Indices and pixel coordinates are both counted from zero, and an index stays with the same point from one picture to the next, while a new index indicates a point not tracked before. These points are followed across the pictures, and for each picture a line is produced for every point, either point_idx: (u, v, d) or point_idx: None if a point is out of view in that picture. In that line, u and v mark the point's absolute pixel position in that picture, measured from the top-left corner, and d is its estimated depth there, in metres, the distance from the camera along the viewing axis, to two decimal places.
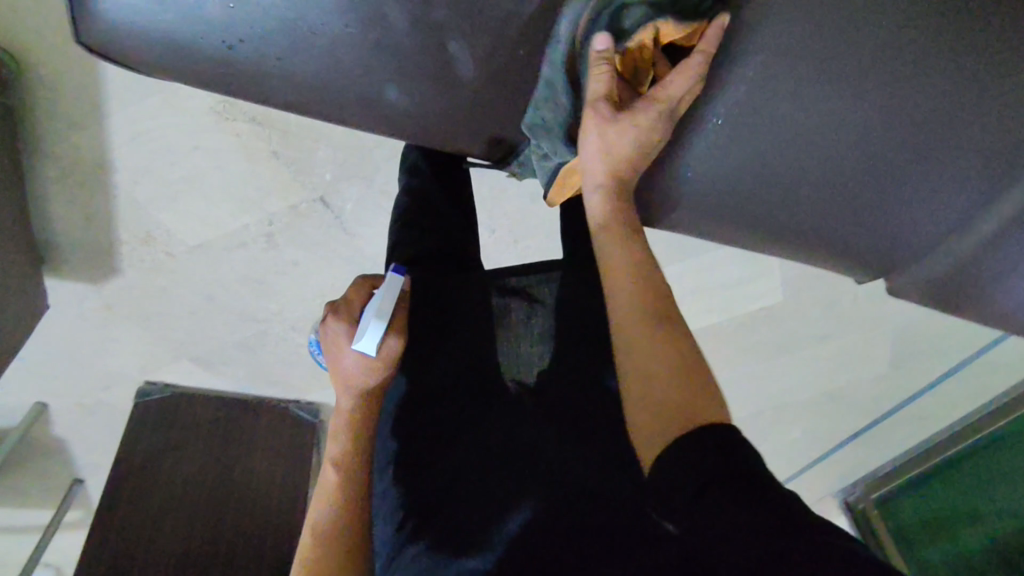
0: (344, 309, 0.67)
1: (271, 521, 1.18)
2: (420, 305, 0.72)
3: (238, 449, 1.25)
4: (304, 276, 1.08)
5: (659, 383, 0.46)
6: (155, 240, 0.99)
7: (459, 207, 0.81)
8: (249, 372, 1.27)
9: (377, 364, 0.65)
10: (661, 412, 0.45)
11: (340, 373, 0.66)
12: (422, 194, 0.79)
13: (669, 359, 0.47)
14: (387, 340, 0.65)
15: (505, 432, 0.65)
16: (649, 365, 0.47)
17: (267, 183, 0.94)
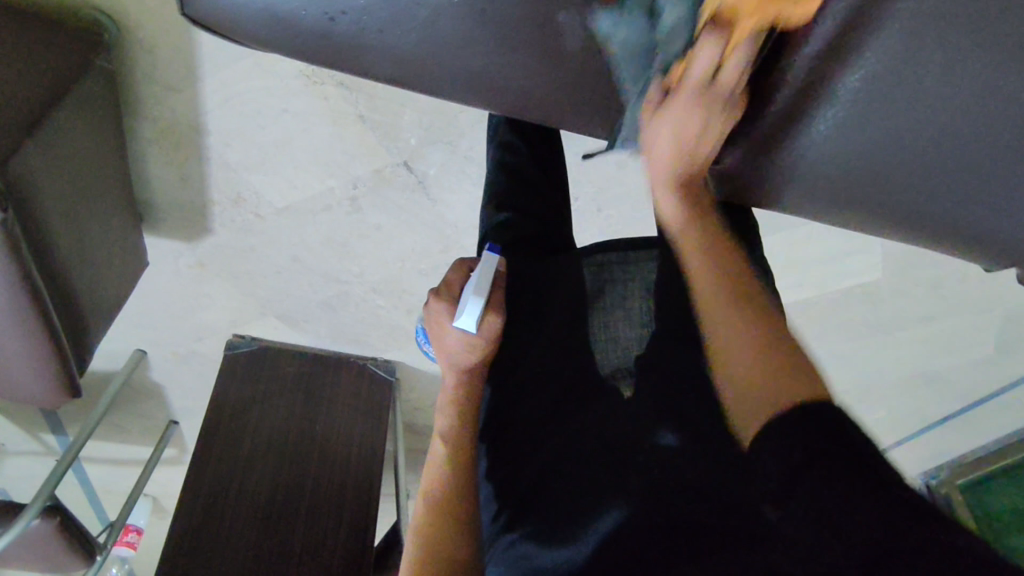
0: (444, 289, 0.69)
1: (351, 473, 1.22)
2: (514, 293, 0.74)
3: (320, 403, 1.29)
4: (386, 239, 1.09)
5: (754, 354, 0.50)
6: (244, 201, 1.01)
7: (548, 188, 0.79)
8: (329, 330, 1.30)
9: (477, 341, 0.68)
10: (757, 382, 0.48)
11: (444, 353, 0.69)
12: (509, 169, 0.78)
13: (750, 335, 0.51)
14: (488, 320, 0.68)
15: (604, 425, 0.61)
16: (736, 346, 0.51)
17: (354, 148, 0.93)
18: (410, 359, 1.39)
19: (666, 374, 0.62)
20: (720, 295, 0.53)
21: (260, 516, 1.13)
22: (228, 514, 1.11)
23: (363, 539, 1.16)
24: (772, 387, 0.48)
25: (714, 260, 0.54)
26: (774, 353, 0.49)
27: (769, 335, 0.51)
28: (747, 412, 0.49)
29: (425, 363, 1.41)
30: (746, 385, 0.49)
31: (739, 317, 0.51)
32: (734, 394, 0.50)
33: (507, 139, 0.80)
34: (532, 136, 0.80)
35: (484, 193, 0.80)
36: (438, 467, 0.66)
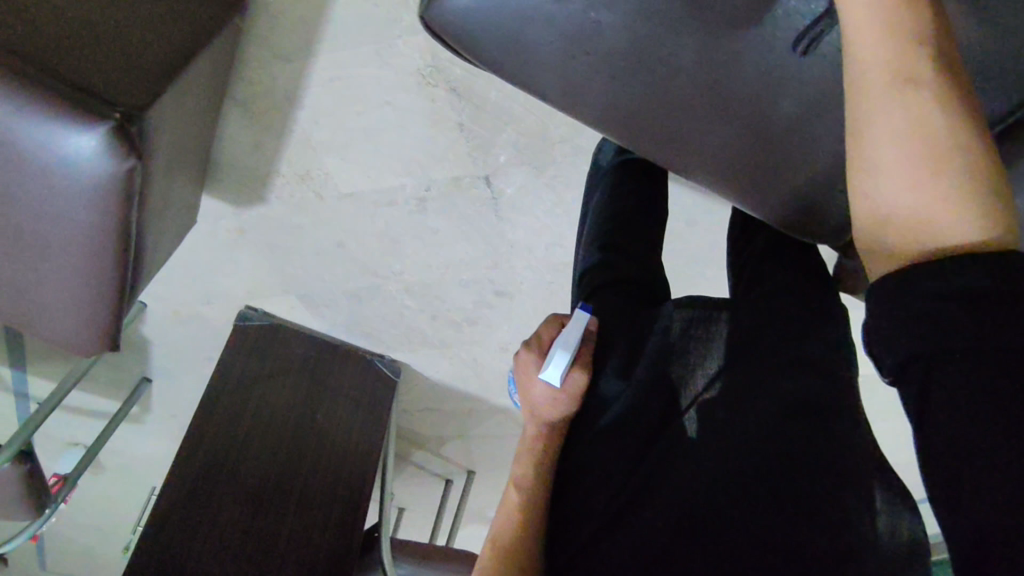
0: (534, 341, 0.73)
1: (345, 470, 1.19)
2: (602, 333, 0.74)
3: (323, 392, 1.25)
4: (439, 243, 1.08)
5: (921, 181, 0.41)
6: (311, 179, 0.98)
7: (651, 228, 0.84)
8: (347, 319, 1.27)
9: (561, 395, 0.69)
10: (902, 206, 0.41)
11: (528, 402, 0.71)
12: (620, 202, 0.84)
13: (928, 153, 0.41)
14: (573, 373, 0.70)
15: (670, 454, 0.63)
16: (897, 162, 0.42)
17: (442, 153, 0.93)
18: (416, 361, 1.37)
19: (733, 429, 0.62)
20: (902, 97, 0.42)
21: (250, 501, 1.08)
22: (218, 493, 1.06)
23: (352, 537, 1.12)
24: (922, 215, 0.41)
25: (892, 58, 0.43)
26: (949, 176, 0.40)
27: (956, 152, 0.41)
28: (884, 250, 0.43)
29: (431, 368, 1.39)
30: (888, 211, 0.42)
31: (920, 122, 0.42)
32: (873, 212, 0.43)
33: (621, 174, 0.86)
34: (634, 177, 0.86)
35: (592, 224, 0.85)
36: (511, 511, 0.65)
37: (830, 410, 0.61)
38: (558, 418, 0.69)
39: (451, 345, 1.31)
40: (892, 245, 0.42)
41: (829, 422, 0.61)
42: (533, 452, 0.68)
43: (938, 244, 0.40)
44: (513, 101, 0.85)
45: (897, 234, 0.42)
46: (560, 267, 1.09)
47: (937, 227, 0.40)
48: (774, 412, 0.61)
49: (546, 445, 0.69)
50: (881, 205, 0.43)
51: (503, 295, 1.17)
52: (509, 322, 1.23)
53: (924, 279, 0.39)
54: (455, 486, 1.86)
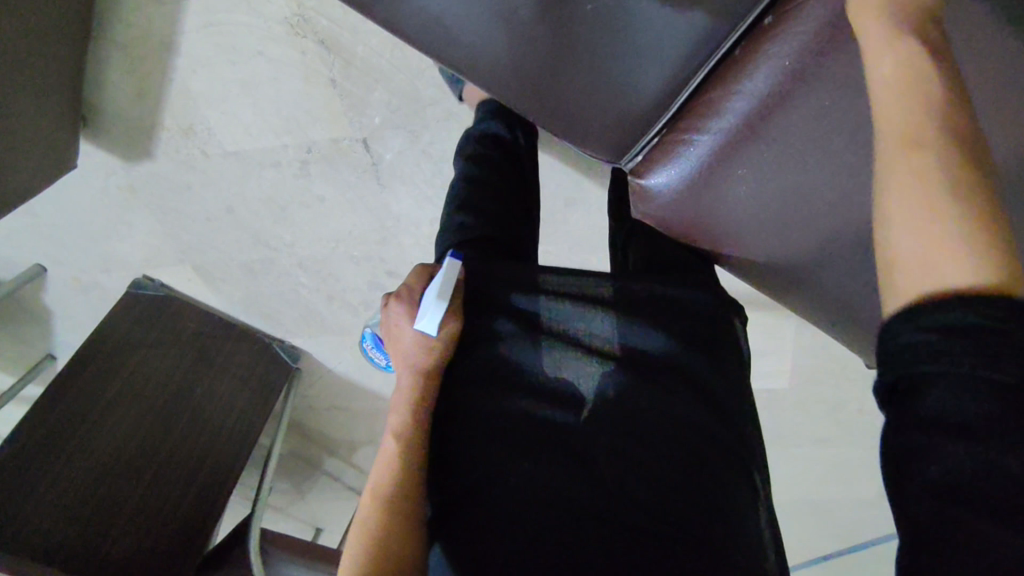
0: (405, 292, 0.72)
1: (215, 446, 1.15)
2: (472, 290, 0.72)
3: (209, 367, 1.22)
4: (326, 214, 1.08)
5: (929, 216, 0.39)
6: (195, 134, 0.99)
7: (516, 194, 0.82)
8: (244, 297, 1.26)
9: (434, 343, 0.69)
10: (927, 224, 0.39)
11: (402, 354, 0.70)
12: (482, 162, 0.82)
13: (943, 213, 0.39)
14: (447, 322, 0.69)
15: (554, 458, 0.64)
16: (907, 180, 0.40)
17: (319, 111, 0.94)
18: (317, 350, 1.34)
19: (632, 394, 0.67)
20: (897, 133, 0.42)
21: (101, 464, 1.02)
22: (71, 447, 1.02)
23: (206, 521, 1.07)
24: (929, 247, 0.39)
25: (913, 101, 0.42)
26: (956, 222, 0.38)
27: (956, 198, 0.39)
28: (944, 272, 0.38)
29: (331, 358, 1.36)
30: (906, 244, 0.40)
31: (930, 172, 0.40)
32: (896, 246, 0.40)
33: (484, 134, 0.84)
34: (506, 149, 0.84)
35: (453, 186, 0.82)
36: (386, 463, 0.65)
37: (704, 378, 0.70)
38: (432, 366, 0.69)
39: (349, 332, 1.28)
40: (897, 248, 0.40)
41: (711, 440, 0.66)
42: (407, 399, 0.68)
43: (944, 282, 0.38)
44: (381, 57, 0.87)
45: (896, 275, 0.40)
46: None
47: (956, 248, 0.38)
48: (661, 393, 0.68)
49: (417, 397, 0.68)
50: (906, 237, 0.40)
51: (395, 276, 1.15)
52: None
53: (933, 312, 0.37)
54: None
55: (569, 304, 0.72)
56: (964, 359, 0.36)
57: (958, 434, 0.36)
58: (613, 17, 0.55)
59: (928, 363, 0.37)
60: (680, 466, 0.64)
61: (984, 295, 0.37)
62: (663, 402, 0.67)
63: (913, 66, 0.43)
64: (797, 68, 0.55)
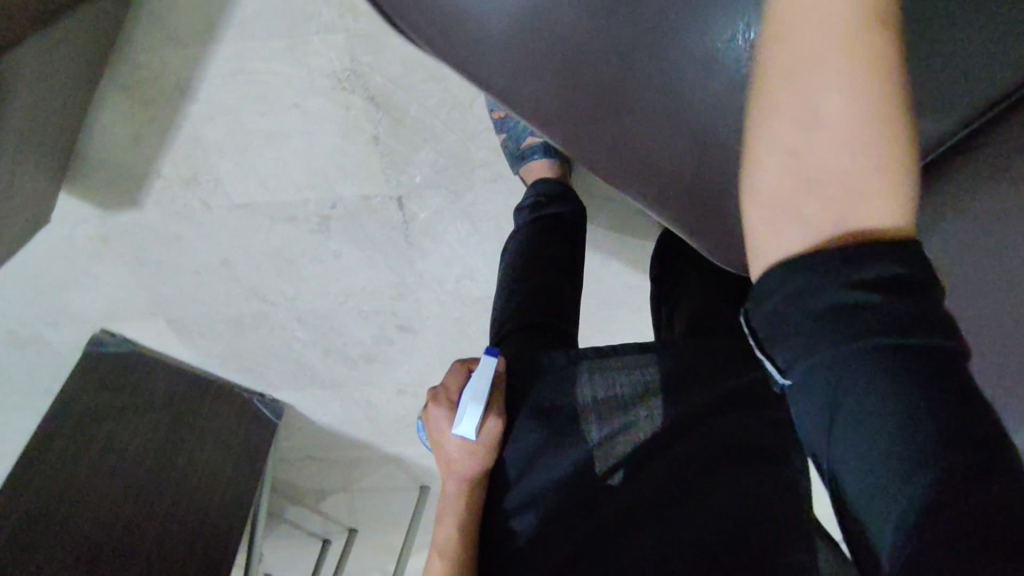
0: (441, 394, 0.63)
1: (203, 527, 1.04)
2: (512, 382, 0.63)
3: (188, 433, 1.09)
4: (339, 269, 0.99)
5: (821, 147, 0.34)
6: (197, 185, 0.88)
7: (568, 278, 0.76)
8: (224, 352, 1.13)
9: (477, 447, 0.59)
10: (839, 188, 0.34)
11: (441, 461, 0.61)
12: (539, 245, 0.77)
13: (834, 129, 0.34)
14: (487, 422, 0.59)
15: (584, 531, 0.54)
16: (816, 79, 0.34)
17: (353, 168, 0.86)
18: (301, 402, 1.24)
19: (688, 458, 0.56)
20: (793, 52, 0.35)
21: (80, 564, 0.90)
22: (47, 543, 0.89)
23: None
24: (845, 207, 0.34)
25: (838, 33, 0.34)
26: (851, 153, 0.34)
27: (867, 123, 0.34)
28: (799, 222, 0.35)
29: (318, 411, 1.26)
30: (785, 175, 0.35)
31: (861, 94, 0.34)
32: (797, 196, 0.35)
33: (542, 213, 0.79)
34: (553, 228, 0.78)
35: (509, 269, 0.77)
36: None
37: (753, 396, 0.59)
38: (478, 473, 0.60)
39: (343, 384, 1.19)
40: (768, 178, 0.35)
41: (764, 467, 0.56)
42: (454, 512, 0.59)
43: (824, 232, 0.34)
44: (434, 118, 0.81)
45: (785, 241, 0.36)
46: (469, 301, 1.04)
47: (847, 194, 0.34)
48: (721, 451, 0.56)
49: (462, 510, 0.59)
50: (779, 146, 0.35)
51: (406, 330, 1.08)
52: (410, 361, 1.14)
53: (840, 272, 0.33)
54: (336, 547, 1.68)
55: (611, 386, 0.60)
56: (927, 375, 0.32)
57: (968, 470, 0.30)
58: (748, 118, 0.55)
59: (897, 371, 0.32)
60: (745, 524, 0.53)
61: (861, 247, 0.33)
62: (720, 452, 0.56)
63: None
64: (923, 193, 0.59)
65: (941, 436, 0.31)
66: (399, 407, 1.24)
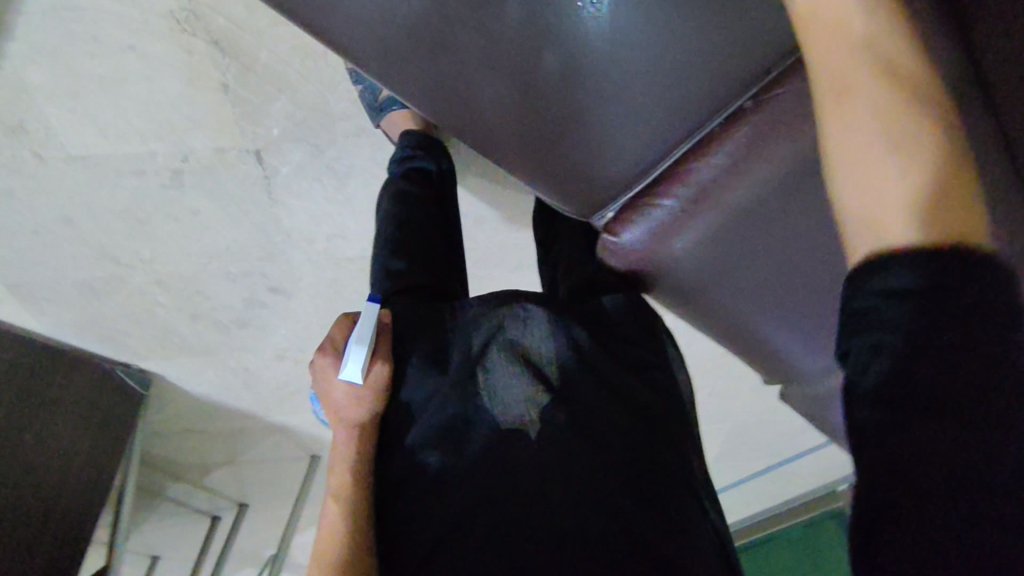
0: (329, 344, 0.72)
1: (58, 506, 0.99)
2: (399, 336, 0.72)
3: (40, 404, 1.00)
4: (199, 228, 0.94)
5: (903, 164, 0.37)
6: (26, 134, 0.80)
7: (439, 239, 0.80)
8: (77, 320, 1.05)
9: (363, 390, 0.69)
10: (896, 188, 0.37)
11: (332, 406, 0.70)
12: (409, 205, 0.80)
13: (892, 150, 0.38)
14: (374, 368, 0.69)
15: (507, 453, 0.61)
16: (876, 94, 0.39)
17: (203, 118, 0.81)
18: (172, 372, 1.18)
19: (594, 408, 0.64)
20: (840, 79, 0.41)
21: None
22: None
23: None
24: (892, 202, 0.36)
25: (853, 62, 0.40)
26: (921, 175, 0.37)
27: (927, 143, 0.38)
28: (861, 234, 0.37)
29: (190, 380, 1.20)
30: (861, 203, 0.38)
31: (881, 101, 0.39)
32: (848, 203, 0.39)
33: (410, 172, 0.82)
34: (425, 190, 0.82)
35: (382, 235, 0.79)
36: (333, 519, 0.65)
37: (644, 363, 0.71)
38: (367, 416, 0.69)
39: (214, 351, 1.14)
40: (852, 195, 0.38)
41: (662, 437, 0.65)
42: (347, 451, 0.67)
43: (896, 238, 0.35)
44: (287, 66, 0.78)
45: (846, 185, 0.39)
46: (341, 261, 1.02)
47: (911, 199, 0.36)
48: (624, 399, 0.66)
49: (358, 448, 0.67)
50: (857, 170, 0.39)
51: (277, 292, 1.05)
52: (286, 323, 1.11)
53: (874, 272, 0.35)
54: (225, 523, 1.63)
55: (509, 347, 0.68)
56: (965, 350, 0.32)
57: (936, 391, 0.31)
58: (572, 77, 0.58)
59: (936, 351, 0.32)
60: (653, 469, 0.62)
61: (918, 251, 0.34)
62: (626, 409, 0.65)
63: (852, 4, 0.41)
64: (751, 143, 0.60)
65: (943, 424, 0.31)
66: (278, 374, 1.21)
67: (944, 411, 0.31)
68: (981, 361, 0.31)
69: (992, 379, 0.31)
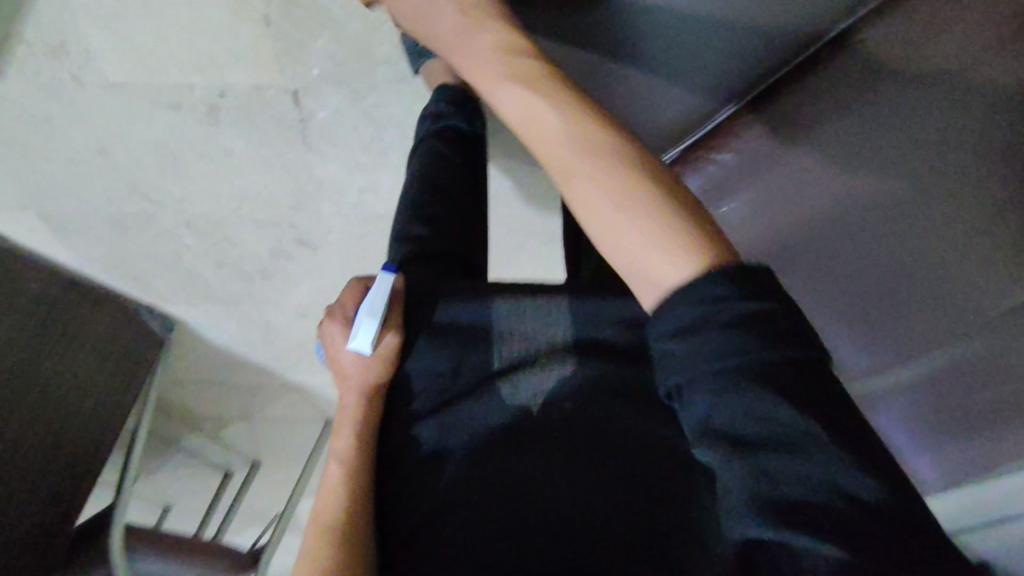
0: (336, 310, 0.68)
1: (70, 433, 0.98)
2: (418, 294, 0.66)
3: (64, 339, 0.99)
4: (231, 168, 0.92)
5: (639, 228, 0.44)
6: (66, 56, 0.77)
7: (467, 202, 0.77)
8: (106, 254, 1.05)
9: (371, 361, 0.64)
10: (648, 253, 0.44)
11: (337, 373, 0.65)
12: (441, 166, 0.76)
13: (629, 224, 0.45)
14: (384, 337, 0.64)
15: (521, 460, 0.55)
16: (598, 185, 0.46)
17: (244, 52, 0.78)
18: (193, 318, 1.18)
19: (603, 404, 0.56)
20: (587, 179, 0.47)
21: None
22: None
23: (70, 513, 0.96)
24: (651, 257, 0.44)
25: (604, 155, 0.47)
26: (663, 220, 0.44)
27: (648, 198, 0.45)
28: (651, 286, 0.45)
29: (213, 328, 1.20)
30: (633, 263, 0.45)
31: (611, 181, 0.46)
32: (623, 259, 0.46)
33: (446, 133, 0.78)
34: (456, 154, 0.78)
35: (412, 198, 0.74)
36: (329, 492, 0.59)
37: None
38: (372, 384, 0.64)
39: (237, 301, 1.13)
40: (632, 266, 0.45)
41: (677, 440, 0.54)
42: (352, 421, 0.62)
43: (663, 279, 0.44)
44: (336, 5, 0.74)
45: (601, 233, 0.47)
46: (372, 216, 1.00)
47: (652, 258, 0.44)
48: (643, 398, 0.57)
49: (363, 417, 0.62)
50: (621, 252, 0.46)
51: (305, 245, 1.04)
52: (312, 278, 1.10)
53: (683, 327, 0.42)
54: (235, 479, 1.63)
55: (520, 326, 0.60)
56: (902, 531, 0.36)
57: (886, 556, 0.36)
58: None
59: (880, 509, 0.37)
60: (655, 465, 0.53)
61: (701, 274, 0.42)
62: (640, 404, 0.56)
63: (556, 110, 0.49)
64: None
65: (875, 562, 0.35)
66: (299, 329, 1.20)
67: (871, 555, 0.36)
68: (916, 519, 0.37)
69: (915, 527, 0.37)
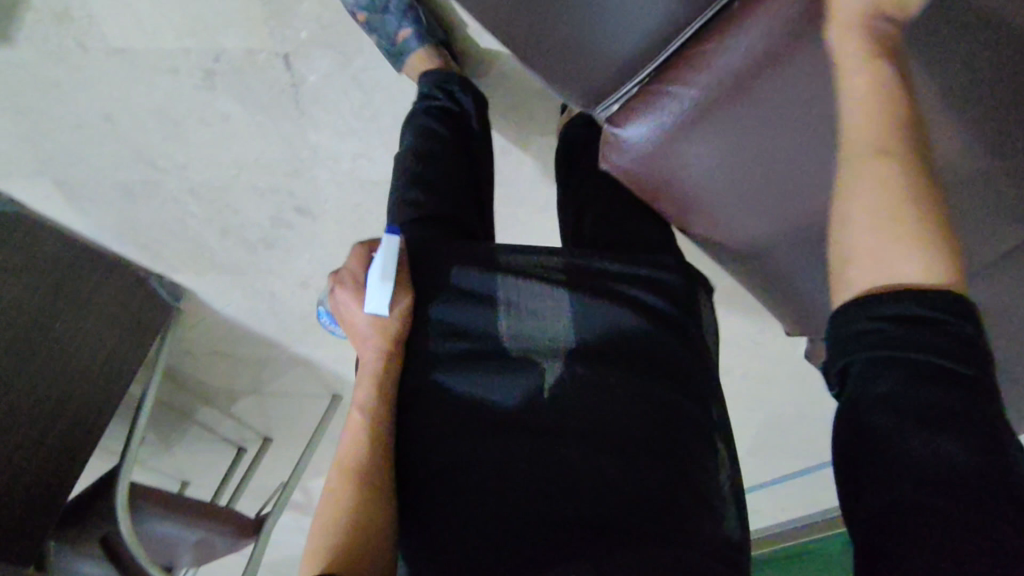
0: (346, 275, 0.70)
1: (77, 390, 1.02)
2: (420, 255, 0.70)
3: (75, 299, 1.03)
4: (230, 135, 0.95)
5: (898, 233, 0.50)
6: (71, 21, 0.82)
7: (463, 169, 0.79)
8: (117, 222, 1.09)
9: (388, 323, 0.68)
10: (884, 253, 0.50)
11: (355, 337, 0.69)
12: (434, 136, 0.78)
13: (912, 240, 0.49)
14: (398, 300, 0.68)
15: (532, 419, 0.62)
16: (871, 191, 0.51)
17: (234, 15, 0.81)
18: (201, 288, 1.21)
19: (605, 370, 0.64)
20: (872, 184, 0.51)
21: None
22: None
23: (71, 465, 1.00)
24: (887, 255, 0.50)
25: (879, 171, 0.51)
26: (925, 233, 0.49)
27: (917, 210, 0.50)
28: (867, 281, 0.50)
29: (222, 299, 1.23)
30: (865, 251, 0.51)
31: (892, 186, 0.51)
32: (856, 258, 0.51)
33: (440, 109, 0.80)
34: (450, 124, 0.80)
35: (405, 166, 0.77)
36: (352, 444, 0.64)
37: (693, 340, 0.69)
38: (389, 346, 0.69)
39: (242, 271, 1.17)
40: (867, 274, 0.51)
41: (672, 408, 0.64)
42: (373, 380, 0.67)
43: (902, 279, 0.49)
44: None
45: (850, 233, 0.52)
46: (368, 185, 1.02)
47: (890, 255, 0.49)
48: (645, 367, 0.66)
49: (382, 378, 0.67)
50: (860, 249, 0.51)
51: (304, 213, 1.06)
52: (313, 249, 1.13)
53: (885, 309, 0.48)
54: (247, 455, 1.67)
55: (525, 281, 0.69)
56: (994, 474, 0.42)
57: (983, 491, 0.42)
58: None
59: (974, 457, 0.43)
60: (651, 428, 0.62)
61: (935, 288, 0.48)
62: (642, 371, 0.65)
63: (878, 110, 0.53)
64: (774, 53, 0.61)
65: (990, 512, 0.41)
66: (303, 302, 1.23)
67: (984, 504, 0.41)
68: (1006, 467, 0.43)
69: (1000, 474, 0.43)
